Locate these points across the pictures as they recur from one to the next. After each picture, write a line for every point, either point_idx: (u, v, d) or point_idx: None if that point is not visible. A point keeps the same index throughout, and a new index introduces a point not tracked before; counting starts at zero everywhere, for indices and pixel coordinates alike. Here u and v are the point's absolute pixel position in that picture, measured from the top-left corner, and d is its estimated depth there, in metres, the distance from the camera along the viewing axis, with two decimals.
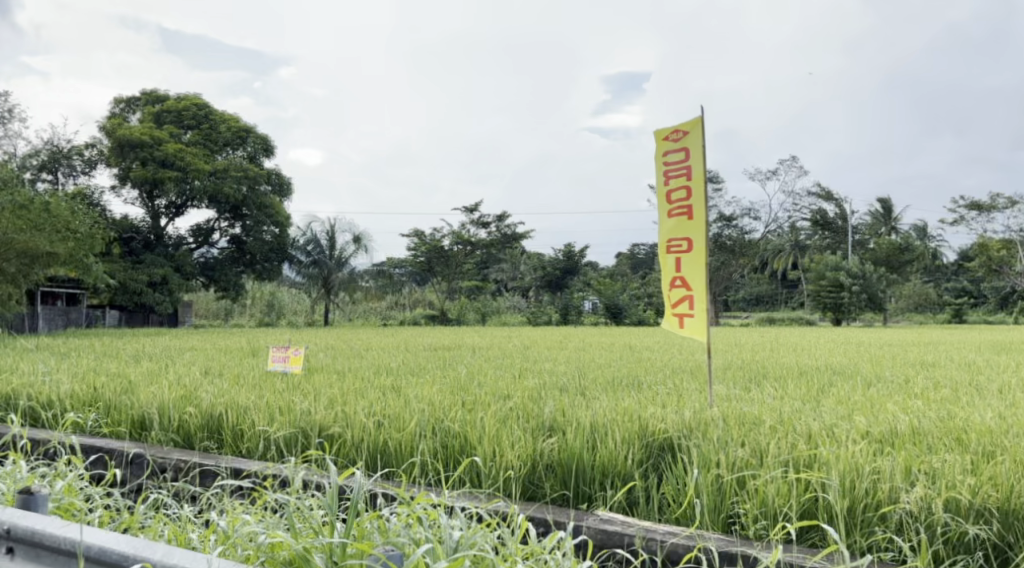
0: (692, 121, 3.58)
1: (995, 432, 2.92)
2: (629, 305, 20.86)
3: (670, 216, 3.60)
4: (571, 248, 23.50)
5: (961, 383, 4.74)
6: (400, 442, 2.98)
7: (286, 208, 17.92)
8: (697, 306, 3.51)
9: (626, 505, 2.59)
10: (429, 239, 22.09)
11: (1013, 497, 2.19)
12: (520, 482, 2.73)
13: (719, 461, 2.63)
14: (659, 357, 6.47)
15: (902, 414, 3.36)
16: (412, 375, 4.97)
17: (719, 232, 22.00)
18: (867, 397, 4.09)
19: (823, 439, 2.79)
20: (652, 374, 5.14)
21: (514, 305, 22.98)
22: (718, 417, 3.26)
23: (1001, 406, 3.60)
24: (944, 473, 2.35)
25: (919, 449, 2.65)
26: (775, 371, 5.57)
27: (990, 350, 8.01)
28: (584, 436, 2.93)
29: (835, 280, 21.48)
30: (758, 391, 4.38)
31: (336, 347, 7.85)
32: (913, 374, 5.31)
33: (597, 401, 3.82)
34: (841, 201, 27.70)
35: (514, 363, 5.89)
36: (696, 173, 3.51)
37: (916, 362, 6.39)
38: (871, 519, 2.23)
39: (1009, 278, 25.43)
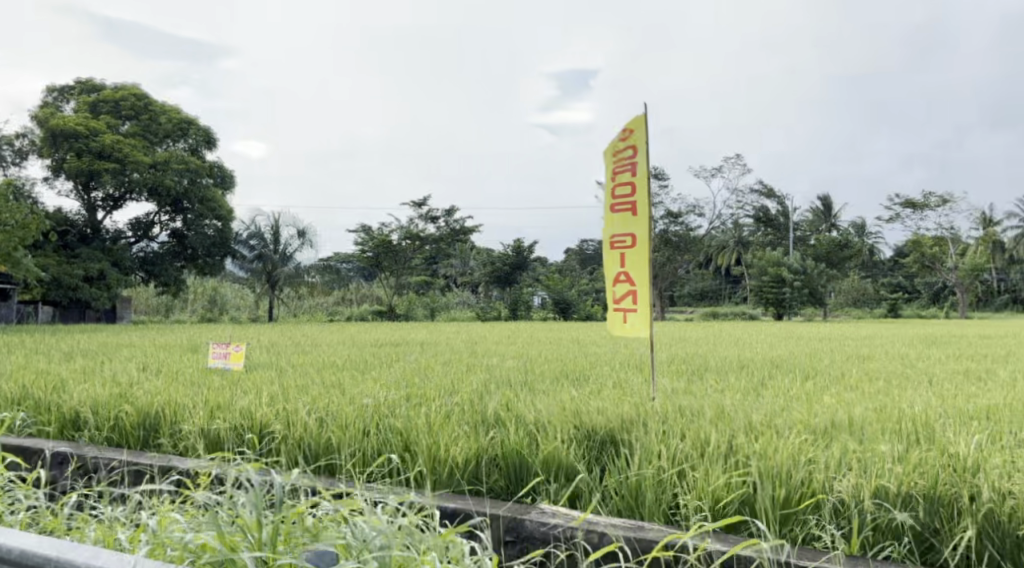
0: (636, 119, 3.60)
1: (924, 422, 3.02)
2: (577, 300, 21.00)
3: (614, 211, 3.63)
4: (521, 244, 23.54)
5: (894, 375, 4.89)
6: (344, 438, 2.95)
7: (229, 202, 17.54)
8: (640, 302, 3.55)
9: (566, 498, 2.61)
10: (377, 234, 21.83)
11: (938, 485, 2.27)
12: (463, 478, 2.73)
13: (661, 453, 2.68)
14: (605, 352, 6.53)
15: (836, 406, 3.45)
16: (357, 371, 4.92)
17: (665, 228, 22.19)
18: (805, 389, 4.19)
19: (761, 431, 2.85)
20: (597, 368, 5.18)
21: (464, 300, 22.93)
22: (660, 411, 3.30)
23: (932, 397, 3.73)
24: (874, 462, 2.42)
25: (850, 439, 2.74)
26: (718, 365, 5.66)
27: (924, 344, 8.29)
28: (528, 431, 2.95)
29: (777, 276, 21.93)
30: (700, 385, 4.46)
31: (279, 342, 7.70)
32: (849, 367, 5.46)
33: (540, 396, 3.84)
34: (782, 198, 28.29)
35: (460, 359, 5.87)
36: (641, 169, 3.54)
37: (850, 356, 6.59)
38: (804, 508, 2.28)
39: (940, 274, 26.38)
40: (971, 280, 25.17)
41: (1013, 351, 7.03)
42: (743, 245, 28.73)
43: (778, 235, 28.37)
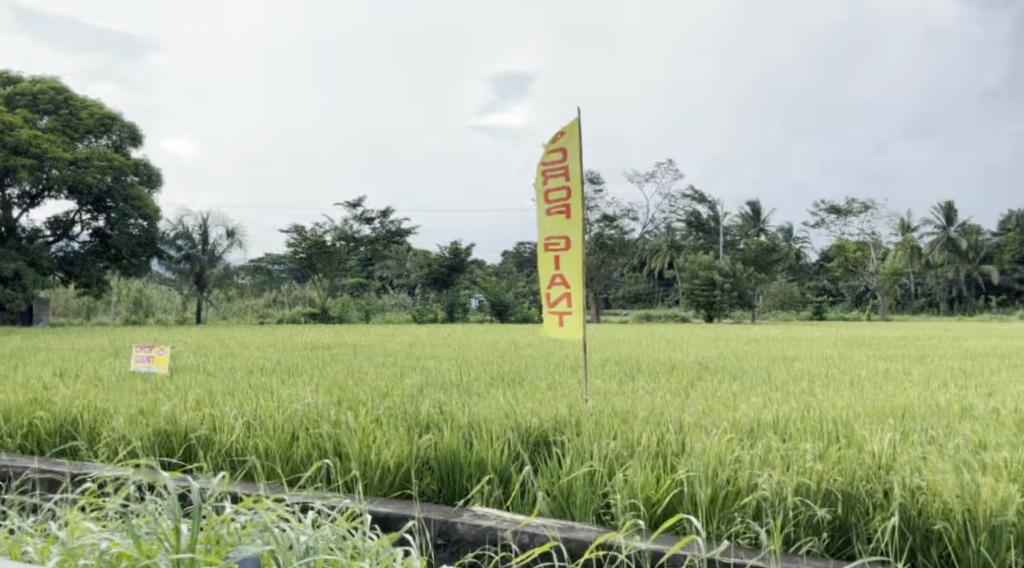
0: (569, 123, 3.62)
1: (844, 420, 3.14)
2: (514, 302, 21.08)
3: (547, 214, 3.65)
4: (458, 246, 23.48)
5: (816, 376, 5.05)
6: (272, 443, 2.89)
7: (155, 201, 17.05)
8: (574, 303, 3.58)
9: (499, 501, 2.61)
10: (310, 235, 21.38)
11: (855, 481, 2.35)
12: (396, 481, 2.71)
13: (592, 454, 2.70)
14: (539, 354, 6.57)
15: (761, 406, 3.55)
16: (287, 374, 4.83)
17: (600, 232, 22.40)
18: (732, 390, 4.28)
19: (689, 430, 2.91)
20: (530, 370, 5.20)
21: (399, 303, 22.77)
22: (593, 412, 3.32)
23: (852, 397, 3.86)
24: (796, 459, 2.49)
25: (774, 437, 2.81)
26: (649, 366, 5.75)
27: (845, 345, 8.61)
28: (461, 434, 2.94)
29: (708, 279, 22.39)
30: (631, 386, 4.53)
31: (206, 346, 7.49)
32: (773, 368, 5.62)
33: (474, 398, 3.83)
34: (713, 203, 28.94)
35: (394, 361, 5.82)
36: (573, 174, 3.56)
37: (776, 357, 6.77)
38: (730, 506, 2.33)
39: (862, 278, 27.42)
40: (890, 283, 26.18)
41: (926, 352, 7.34)
42: (675, 248, 29.28)
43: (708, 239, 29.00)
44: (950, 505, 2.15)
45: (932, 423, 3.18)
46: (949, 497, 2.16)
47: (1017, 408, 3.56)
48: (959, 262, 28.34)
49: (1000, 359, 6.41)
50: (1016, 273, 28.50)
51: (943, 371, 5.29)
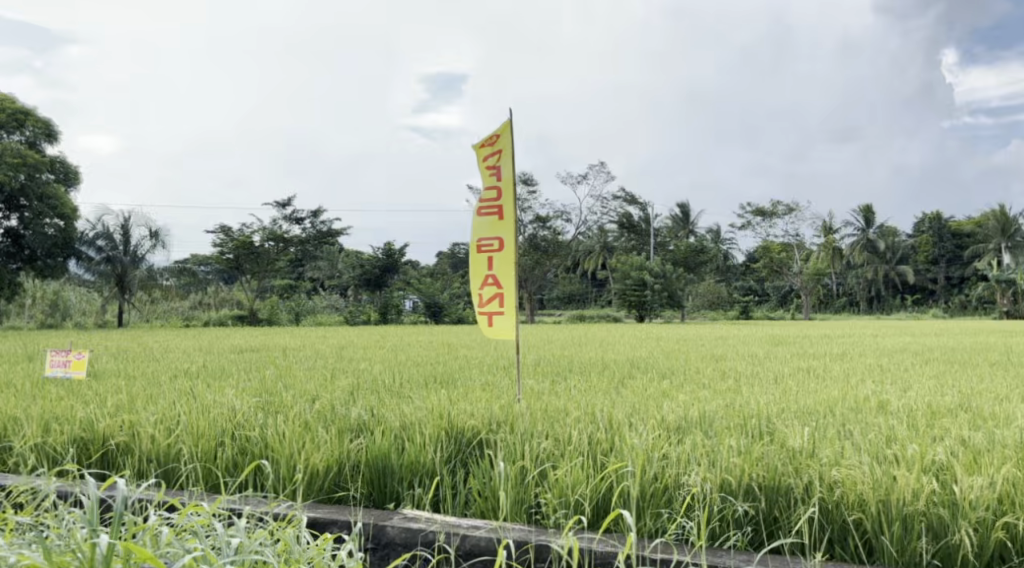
0: (502, 124, 3.62)
1: (769, 417, 3.22)
2: (448, 303, 20.99)
3: (480, 214, 3.64)
4: (391, 247, 23.24)
5: (742, 374, 5.18)
6: (194, 448, 2.82)
7: (72, 199, 16.39)
8: (507, 304, 3.59)
9: (430, 503, 2.60)
10: (237, 235, 20.75)
11: (777, 476, 2.41)
12: (326, 485, 2.68)
13: (523, 453, 2.72)
14: (473, 355, 6.54)
15: (691, 404, 3.61)
16: (213, 378, 4.70)
17: (534, 233, 22.48)
18: (661, 388, 4.35)
19: (620, 428, 2.95)
20: (464, 371, 5.18)
21: (331, 304, 22.43)
22: (524, 411, 3.34)
23: (776, 394, 3.97)
24: (721, 455, 2.55)
25: (700, 434, 2.87)
26: (582, 366, 5.79)
27: (771, 344, 8.80)
28: (393, 436, 2.92)
29: (639, 279, 22.73)
30: (563, 385, 4.56)
31: (126, 350, 7.20)
32: (701, 367, 5.73)
33: (406, 401, 3.80)
34: (644, 204, 29.37)
35: (325, 364, 5.71)
36: (505, 174, 3.56)
37: (704, 356, 6.89)
38: (659, 501, 2.38)
39: (786, 278, 28.23)
40: (813, 283, 27.02)
41: (847, 350, 7.59)
42: (608, 250, 29.63)
43: (640, 240, 29.43)
44: (865, 496, 2.23)
45: (850, 418, 3.29)
46: (865, 488, 2.24)
47: (929, 402, 3.71)
48: (878, 263, 29.45)
49: (916, 355, 6.66)
50: (930, 273, 29.77)
51: (861, 369, 5.47)
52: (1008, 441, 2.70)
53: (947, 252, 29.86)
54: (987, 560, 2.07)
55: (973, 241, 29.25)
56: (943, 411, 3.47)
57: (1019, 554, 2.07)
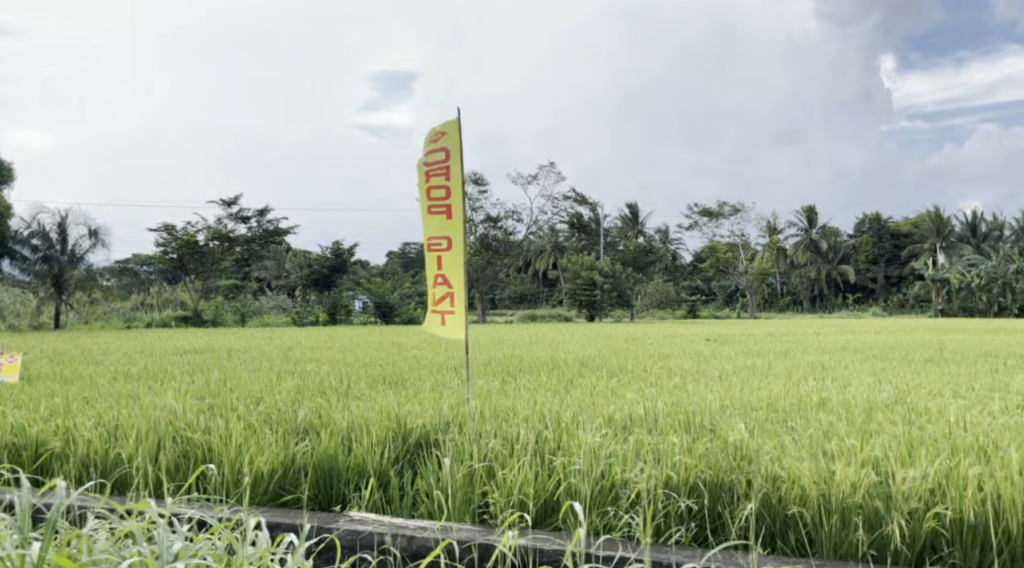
0: (451, 123, 3.60)
1: (714, 414, 3.28)
2: (399, 303, 20.87)
3: (428, 213, 3.62)
4: (340, 247, 22.97)
5: (688, 372, 5.26)
6: (136, 451, 2.76)
7: (5, 197, 15.82)
8: (458, 303, 3.59)
9: (377, 505, 2.58)
10: (180, 234, 20.26)
11: (723, 474, 2.45)
12: (271, 488, 2.64)
13: (471, 454, 2.72)
14: (422, 355, 6.53)
15: (639, 401, 3.65)
16: (155, 380, 4.60)
17: (485, 232, 22.46)
18: (610, 387, 4.39)
19: (567, 426, 2.97)
20: (413, 371, 5.16)
21: (278, 304, 22.12)
22: (473, 410, 3.33)
23: (722, 391, 4.04)
24: (665, 453, 2.59)
25: (646, 432, 2.90)
26: (531, 365, 5.81)
27: (717, 342, 8.96)
28: (340, 438, 2.89)
29: (589, 279, 22.90)
30: (513, 385, 4.57)
31: (64, 353, 6.98)
32: (649, 365, 5.81)
33: (353, 402, 3.76)
34: (594, 205, 29.58)
35: (272, 365, 5.63)
36: (454, 174, 3.55)
37: (652, 354, 6.98)
38: (606, 499, 2.40)
39: (733, 278, 28.73)
40: (758, 282, 27.55)
41: (790, 348, 7.77)
42: (559, 250, 29.83)
43: (590, 240, 29.65)
44: (806, 491, 2.29)
45: (792, 414, 3.36)
46: (805, 483, 2.29)
47: (868, 398, 3.83)
48: (821, 263, 30.20)
49: (855, 353, 6.83)
50: (870, 272, 30.59)
51: (802, 366, 5.61)
52: (939, 433, 2.79)
53: (886, 252, 30.59)
54: (919, 550, 2.13)
55: (911, 241, 30.21)
56: (880, 406, 3.58)
57: (949, 542, 2.14)
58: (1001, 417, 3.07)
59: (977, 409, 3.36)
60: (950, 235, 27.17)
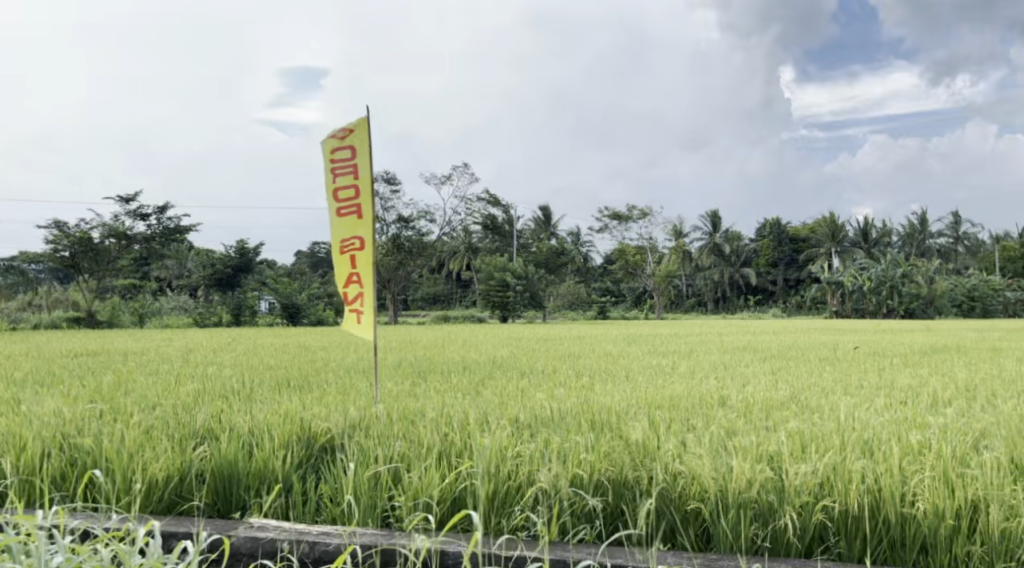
0: (357, 120, 3.54)
1: (618, 414, 3.34)
2: (307, 304, 20.46)
3: (338, 214, 3.54)
4: (245, 245, 22.21)
5: (597, 372, 5.33)
6: (18, 462, 2.62)
7: None
8: (367, 304, 3.54)
9: (279, 510, 2.52)
10: (72, 230, 19.18)
11: (625, 472, 2.50)
12: (165, 495, 2.55)
13: (376, 456, 2.68)
14: (331, 357, 6.43)
15: (545, 401, 3.69)
16: (41, 386, 4.35)
17: (397, 233, 22.11)
18: (519, 387, 4.42)
19: (474, 428, 2.96)
20: (320, 374, 5.06)
21: (179, 305, 21.32)
22: (380, 413, 3.29)
23: (627, 390, 4.12)
24: (570, 452, 2.62)
25: (551, 432, 2.94)
26: (442, 366, 5.79)
27: (626, 343, 9.14)
28: (241, 442, 2.81)
29: (502, 280, 22.95)
30: (423, 386, 4.54)
31: None
32: (558, 365, 5.88)
33: (256, 405, 3.66)
34: (508, 206, 29.60)
35: (171, 369, 5.42)
36: (364, 174, 3.49)
37: (562, 354, 7.06)
38: (511, 500, 2.42)
39: (641, 279, 29.38)
40: (665, 284, 28.28)
41: (694, 348, 8.00)
42: (472, 251, 29.91)
43: (503, 242, 29.73)
44: (706, 487, 2.35)
45: (695, 412, 3.45)
46: (706, 479, 2.36)
47: (764, 396, 3.97)
48: (724, 266, 31.47)
49: (756, 354, 7.06)
50: (769, 275, 31.82)
51: (703, 365, 5.78)
52: (828, 429, 2.93)
53: (785, 256, 31.60)
54: (809, 541, 2.24)
55: (808, 245, 31.40)
56: (775, 403, 3.72)
57: (835, 533, 2.25)
58: (885, 414, 3.25)
59: (864, 406, 3.52)
60: (844, 240, 28.58)
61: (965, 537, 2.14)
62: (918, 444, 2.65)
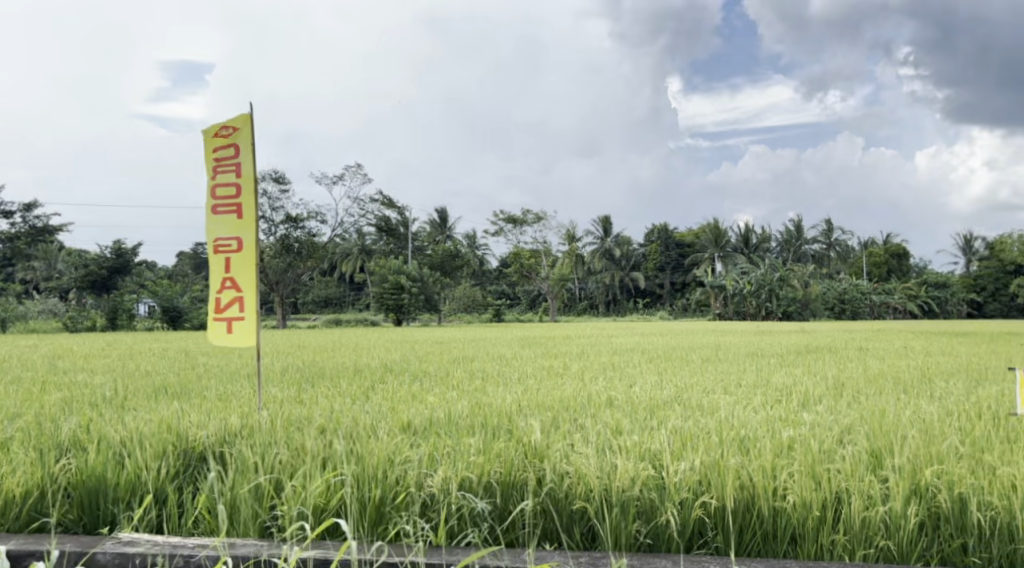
0: (242, 118, 3.43)
1: (509, 415, 3.35)
2: (189, 308, 19.67)
3: (216, 213, 3.41)
4: (121, 245, 20.97)
5: (487, 374, 5.36)
6: None
7: None
8: (247, 309, 3.41)
9: (152, 524, 2.40)
10: None
11: (513, 472, 2.51)
12: (25, 513, 2.38)
13: (258, 465, 2.59)
14: (213, 363, 6.16)
15: (435, 405, 3.67)
16: None
17: (285, 234, 21.39)
18: (410, 391, 4.37)
19: (361, 434, 2.90)
20: (202, 381, 4.84)
21: (49, 309, 20.06)
22: (265, 419, 3.19)
23: (517, 393, 4.14)
24: (459, 454, 2.62)
25: (441, 436, 2.91)
26: (330, 371, 5.65)
27: (520, 345, 9.18)
28: (112, 452, 2.65)
29: (396, 283, 22.68)
30: (310, 392, 4.42)
31: None
32: (451, 368, 5.85)
33: (130, 414, 3.47)
34: (402, 209, 29.19)
35: (36, 376, 5.06)
36: (245, 171, 3.39)
37: (453, 358, 7.03)
38: (397, 505, 2.39)
39: (535, 283, 29.63)
40: (559, 287, 28.62)
41: (585, 350, 8.11)
42: (368, 253, 29.89)
43: (398, 245, 29.33)
44: (591, 486, 2.39)
45: (583, 413, 3.50)
46: (590, 478, 2.39)
47: (649, 396, 4.06)
48: (615, 269, 32.22)
49: (641, 355, 7.28)
50: (657, 279, 32.80)
51: (593, 368, 5.86)
52: (711, 427, 3.03)
53: (672, 260, 32.70)
54: (688, 537, 2.31)
55: (694, 250, 32.64)
56: (660, 403, 3.83)
57: (713, 528, 2.33)
58: (762, 412, 3.39)
59: (742, 405, 3.67)
60: (726, 245, 29.73)
61: (830, 527, 2.26)
62: (789, 440, 2.78)
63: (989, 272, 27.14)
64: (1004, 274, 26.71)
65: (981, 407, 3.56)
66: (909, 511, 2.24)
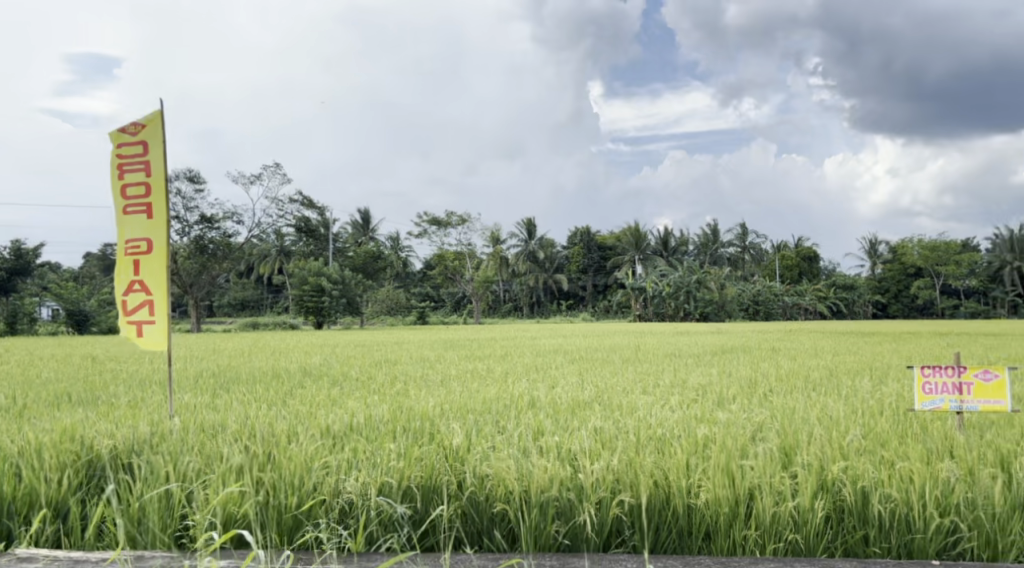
0: (151, 115, 3.30)
1: (428, 419, 3.32)
2: (97, 311, 18.94)
3: (125, 212, 3.27)
4: (21, 245, 19.85)
5: (409, 377, 5.32)
6: None
7: None
8: (158, 312, 3.29)
9: (51, 538, 2.29)
10: None
11: (432, 476, 2.49)
12: None
13: (167, 472, 2.49)
14: (125, 368, 5.94)
15: (355, 409, 3.61)
16: None
17: (200, 234, 20.74)
18: (329, 395, 4.30)
19: (277, 440, 2.83)
20: (110, 387, 4.65)
21: None
22: (176, 426, 3.08)
23: (439, 395, 4.12)
24: (377, 458, 2.58)
25: (361, 440, 2.86)
26: (248, 375, 5.52)
27: (444, 347, 9.17)
28: (8, 465, 2.52)
29: (316, 285, 22.31)
30: (225, 397, 4.29)
31: None
32: (373, 372, 5.78)
33: (29, 423, 3.30)
34: (323, 209, 28.67)
35: None
36: (155, 171, 3.26)
37: (376, 361, 6.97)
38: (313, 512, 2.34)
39: (459, 284, 29.65)
40: (483, 289, 28.61)
41: (509, 351, 8.17)
42: (285, 254, 29.07)
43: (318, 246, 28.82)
44: (511, 488, 2.39)
45: (505, 415, 3.51)
46: (511, 481, 2.39)
47: (570, 397, 4.11)
48: (538, 271, 32.41)
49: (565, 355, 7.36)
50: (580, 280, 33.22)
51: (516, 368, 5.90)
52: (630, 427, 3.07)
53: (593, 262, 33.39)
54: (606, 535, 2.34)
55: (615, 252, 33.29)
56: (581, 403, 3.88)
57: (630, 526, 2.36)
58: (678, 411, 3.47)
59: (660, 404, 3.74)
60: (646, 248, 30.33)
61: (741, 522, 2.32)
62: (703, 438, 2.84)
63: (893, 274, 28.57)
64: (905, 275, 28.32)
65: (883, 403, 3.73)
66: (815, 505, 2.32)
